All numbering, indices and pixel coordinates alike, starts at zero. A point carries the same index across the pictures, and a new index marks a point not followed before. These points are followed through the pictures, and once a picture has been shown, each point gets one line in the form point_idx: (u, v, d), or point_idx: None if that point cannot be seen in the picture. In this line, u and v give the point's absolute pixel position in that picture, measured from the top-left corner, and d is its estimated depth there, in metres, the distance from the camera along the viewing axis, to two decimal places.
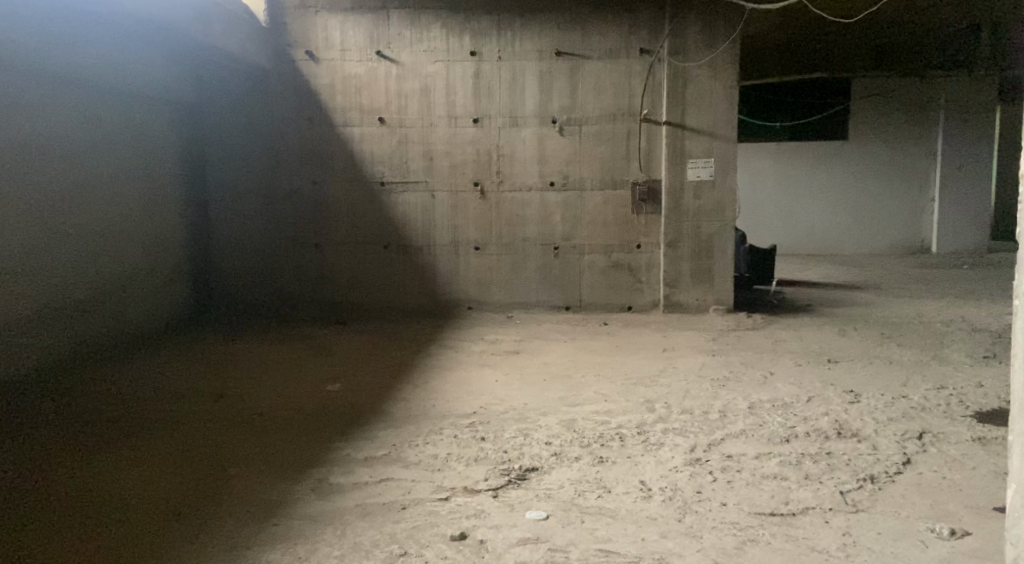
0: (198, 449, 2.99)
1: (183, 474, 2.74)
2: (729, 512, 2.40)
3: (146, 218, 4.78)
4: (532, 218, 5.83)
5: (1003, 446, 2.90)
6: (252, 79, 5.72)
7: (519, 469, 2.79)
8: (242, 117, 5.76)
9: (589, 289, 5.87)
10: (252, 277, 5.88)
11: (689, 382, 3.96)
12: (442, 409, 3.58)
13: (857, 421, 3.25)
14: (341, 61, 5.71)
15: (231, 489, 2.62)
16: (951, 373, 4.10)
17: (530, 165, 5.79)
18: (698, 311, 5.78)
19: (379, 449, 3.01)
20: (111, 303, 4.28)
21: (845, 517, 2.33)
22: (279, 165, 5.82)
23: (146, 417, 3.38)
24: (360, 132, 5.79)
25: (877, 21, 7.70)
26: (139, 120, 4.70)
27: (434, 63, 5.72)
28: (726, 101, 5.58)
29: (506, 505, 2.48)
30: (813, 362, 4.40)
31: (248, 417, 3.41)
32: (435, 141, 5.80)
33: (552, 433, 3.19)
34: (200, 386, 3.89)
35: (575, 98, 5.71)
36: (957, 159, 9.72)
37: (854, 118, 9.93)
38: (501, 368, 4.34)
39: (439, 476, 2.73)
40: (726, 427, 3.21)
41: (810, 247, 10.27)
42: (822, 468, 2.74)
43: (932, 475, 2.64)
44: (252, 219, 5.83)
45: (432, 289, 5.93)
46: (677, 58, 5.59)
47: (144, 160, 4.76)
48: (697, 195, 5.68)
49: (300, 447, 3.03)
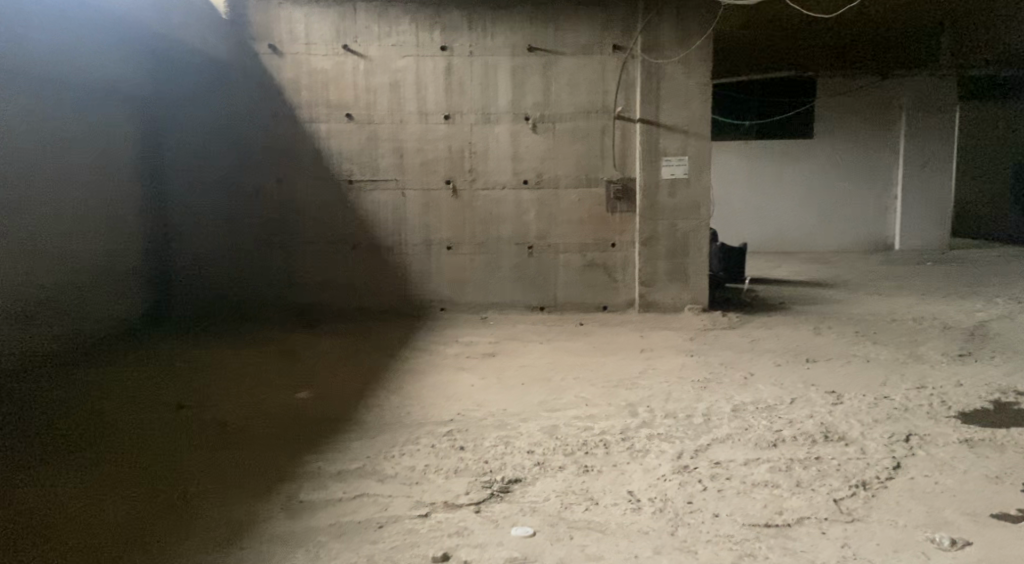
0: (161, 465, 2.82)
1: (143, 491, 2.59)
2: (722, 524, 2.31)
3: (100, 217, 4.55)
4: (506, 217, 5.71)
5: (992, 449, 2.86)
6: (211, 72, 5.49)
7: (501, 481, 2.66)
8: (204, 115, 5.53)
9: (564, 288, 5.77)
10: (214, 280, 5.65)
11: (670, 383, 3.88)
12: (418, 416, 3.44)
13: (843, 423, 3.20)
14: (306, 55, 5.52)
15: (194, 507, 2.47)
16: (930, 371, 4.08)
17: (503, 162, 5.66)
18: (674, 310, 5.72)
19: (353, 461, 2.86)
20: (60, 307, 4.07)
21: (842, 527, 2.26)
22: (241, 162, 5.60)
23: (102, 429, 3.20)
24: (327, 128, 5.60)
25: (844, 21, 7.78)
26: (92, 114, 4.50)
27: (404, 58, 5.56)
28: (700, 98, 5.52)
29: (490, 521, 2.36)
30: (793, 362, 4.34)
31: (212, 429, 3.24)
32: (406, 137, 5.64)
33: (534, 440, 3.08)
34: (158, 396, 3.70)
35: (548, 94, 5.60)
36: (921, 157, 9.85)
37: (820, 116, 10.00)
38: (478, 371, 4.21)
39: (418, 490, 2.59)
40: (712, 432, 3.13)
41: (778, 243, 10.30)
42: (812, 474, 2.67)
43: (925, 480, 2.59)
44: (213, 219, 5.61)
45: (404, 290, 5.77)
46: (651, 54, 5.51)
47: (98, 156, 4.55)
48: (673, 193, 5.62)
49: (271, 460, 2.89)
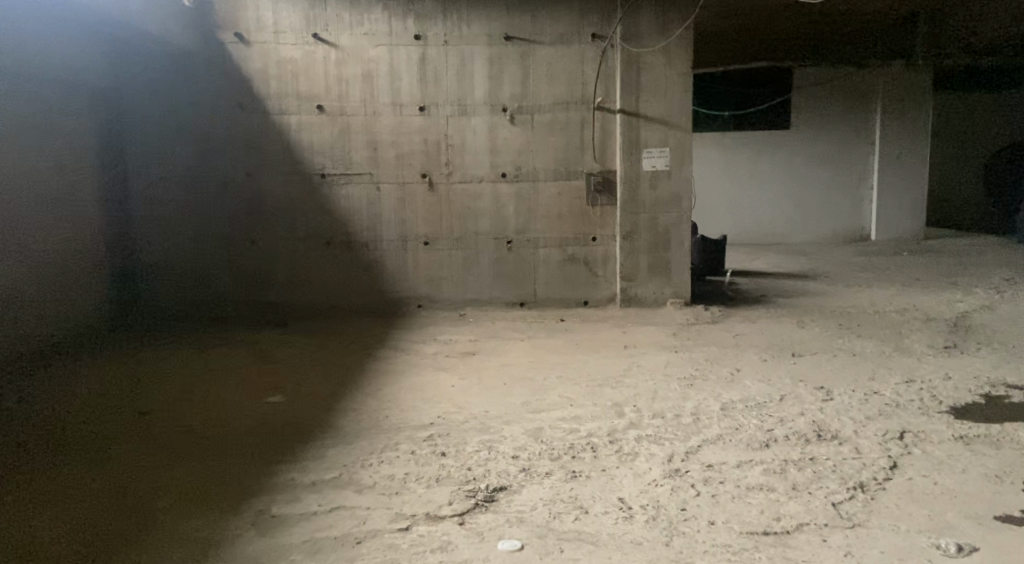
0: (124, 475, 2.67)
1: (106, 504, 2.45)
2: (718, 533, 2.20)
3: (58, 211, 4.36)
4: (483, 211, 5.56)
5: (987, 445, 2.81)
6: (174, 64, 5.27)
7: (485, 490, 2.53)
8: (167, 106, 5.31)
9: (544, 283, 5.64)
10: (181, 279, 5.44)
11: (655, 382, 3.78)
12: (396, 419, 3.29)
13: (835, 421, 3.11)
14: (275, 45, 5.31)
15: (153, 525, 2.30)
16: (917, 364, 4.04)
17: (480, 156, 5.51)
18: (656, 305, 5.62)
19: (329, 471, 2.71)
20: (17, 308, 3.88)
21: (843, 534, 2.18)
22: (207, 157, 5.39)
23: (64, 437, 3.04)
24: (297, 120, 5.41)
25: (818, 10, 7.75)
26: (48, 107, 4.30)
27: (377, 47, 5.37)
28: (681, 89, 5.42)
29: (475, 534, 2.23)
30: (779, 356, 4.27)
31: (179, 437, 3.07)
32: (380, 129, 5.46)
33: (518, 444, 2.95)
34: (122, 402, 3.52)
35: (526, 85, 5.46)
36: (898, 149, 9.82)
37: (797, 107, 9.96)
38: (457, 372, 4.07)
39: (398, 502, 2.45)
40: (702, 432, 3.03)
41: (755, 236, 10.27)
42: (807, 476, 2.58)
43: (923, 480, 2.52)
44: (179, 216, 5.39)
45: (380, 287, 5.60)
46: (630, 43, 5.39)
47: (55, 146, 4.36)
48: (653, 185, 5.52)
49: (240, 470, 2.73)
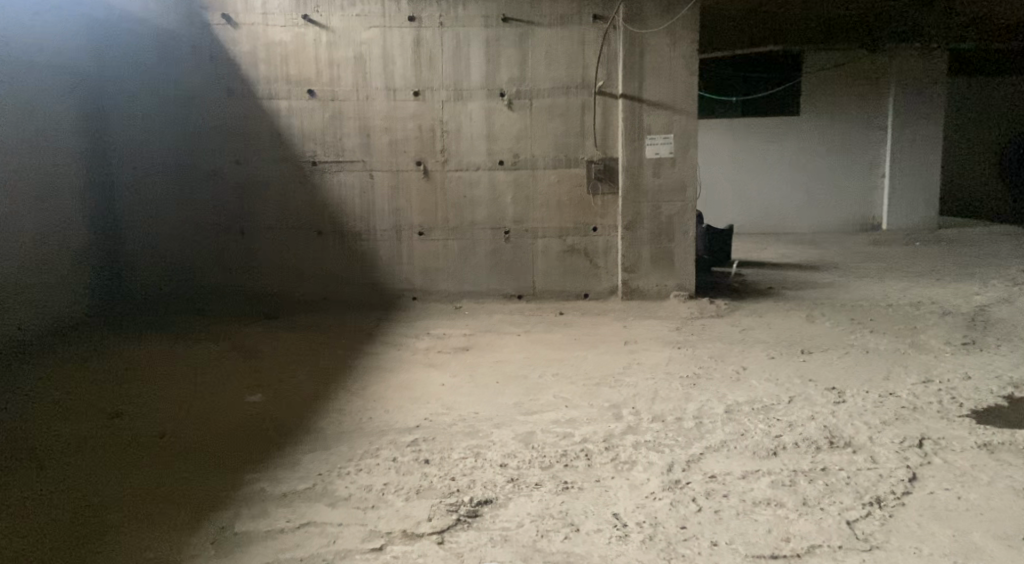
0: (86, 483, 2.51)
1: (64, 513, 2.29)
2: (722, 556, 2.00)
3: (40, 201, 4.21)
4: (479, 199, 5.35)
5: (1013, 455, 2.60)
6: (162, 47, 5.05)
7: (468, 504, 2.33)
8: (153, 92, 5.07)
9: (543, 275, 5.43)
10: (168, 270, 5.25)
11: (656, 381, 3.57)
12: (380, 422, 3.10)
13: (848, 426, 2.90)
14: (263, 27, 5.09)
15: (106, 545, 2.11)
16: (934, 362, 3.81)
17: (476, 142, 5.29)
18: (659, 297, 5.40)
19: (302, 482, 2.52)
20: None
21: (860, 558, 1.97)
22: (196, 147, 5.20)
23: (33, 439, 2.89)
24: (287, 106, 5.19)
25: None
26: (29, 94, 4.10)
27: (369, 30, 5.15)
28: (686, 72, 5.17)
29: (453, 556, 2.04)
30: (787, 354, 4.05)
31: (149, 441, 2.90)
32: (372, 115, 5.25)
33: (507, 451, 2.76)
34: (96, 402, 3.36)
35: (525, 68, 5.22)
36: (911, 136, 9.52)
37: (807, 93, 9.68)
38: (449, 369, 3.87)
39: (372, 517, 2.26)
40: (705, 439, 2.82)
41: (763, 224, 10.03)
42: (820, 489, 2.37)
43: (946, 495, 2.31)
44: (165, 205, 5.20)
45: (373, 279, 5.40)
46: (633, 24, 5.14)
47: (38, 134, 4.19)
48: (657, 173, 5.29)
49: (206, 480, 2.54)
